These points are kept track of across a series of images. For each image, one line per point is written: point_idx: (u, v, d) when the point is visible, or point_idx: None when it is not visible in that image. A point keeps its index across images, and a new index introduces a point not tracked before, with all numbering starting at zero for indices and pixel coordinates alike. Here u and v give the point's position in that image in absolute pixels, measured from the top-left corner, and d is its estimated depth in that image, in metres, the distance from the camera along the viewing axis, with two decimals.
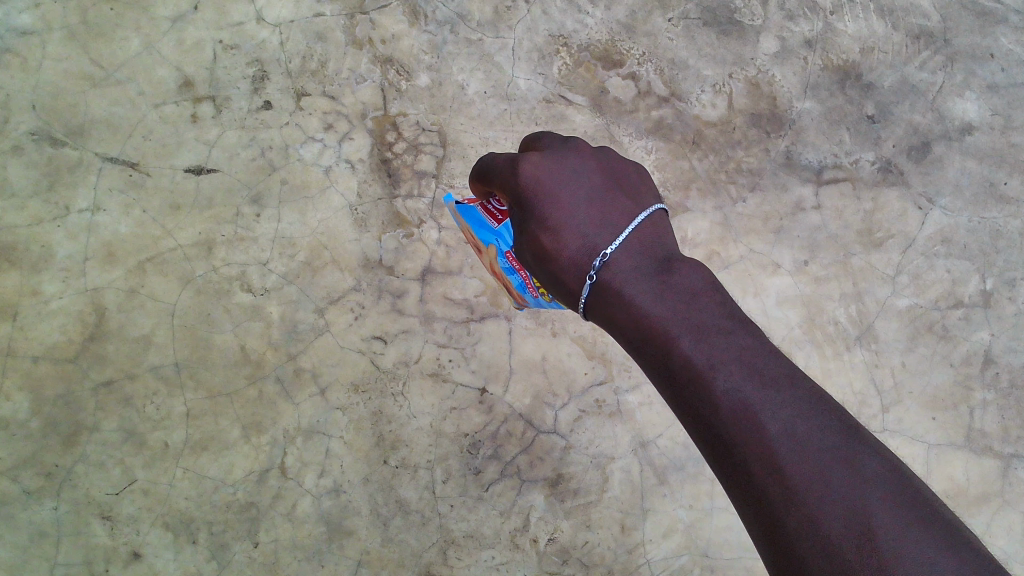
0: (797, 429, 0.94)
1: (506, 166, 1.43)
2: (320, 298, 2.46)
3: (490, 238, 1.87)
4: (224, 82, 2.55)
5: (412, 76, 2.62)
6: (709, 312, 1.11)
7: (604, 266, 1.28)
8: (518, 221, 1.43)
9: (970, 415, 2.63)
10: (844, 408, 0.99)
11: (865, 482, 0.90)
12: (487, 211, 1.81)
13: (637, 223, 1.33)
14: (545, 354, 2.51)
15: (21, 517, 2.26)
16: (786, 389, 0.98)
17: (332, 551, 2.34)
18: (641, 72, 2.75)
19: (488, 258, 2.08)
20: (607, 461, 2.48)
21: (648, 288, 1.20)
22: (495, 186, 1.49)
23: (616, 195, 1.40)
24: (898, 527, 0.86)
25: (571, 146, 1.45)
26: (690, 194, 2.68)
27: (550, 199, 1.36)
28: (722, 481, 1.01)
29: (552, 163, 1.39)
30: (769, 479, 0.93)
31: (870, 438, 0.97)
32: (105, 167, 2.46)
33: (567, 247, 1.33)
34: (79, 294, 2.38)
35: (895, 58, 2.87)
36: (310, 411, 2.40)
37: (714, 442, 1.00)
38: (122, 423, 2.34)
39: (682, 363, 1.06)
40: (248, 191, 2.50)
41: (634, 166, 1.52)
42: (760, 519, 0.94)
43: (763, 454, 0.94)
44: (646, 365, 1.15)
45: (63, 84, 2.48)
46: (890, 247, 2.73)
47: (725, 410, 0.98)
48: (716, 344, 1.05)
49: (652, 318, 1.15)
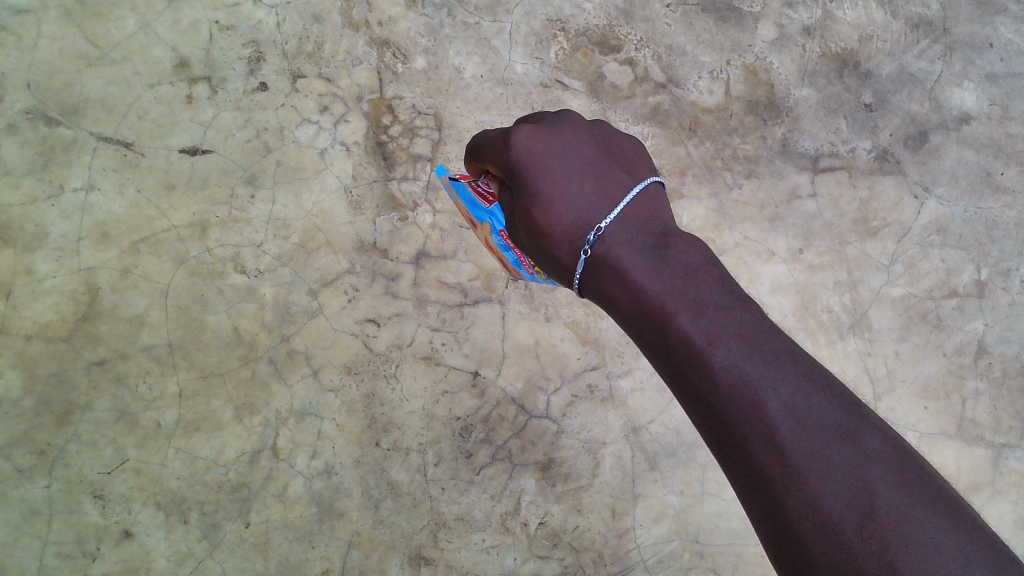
0: (798, 406, 0.94)
1: (499, 139, 1.43)
2: (313, 280, 2.47)
3: (483, 215, 1.89)
4: (220, 63, 2.55)
5: (408, 59, 2.62)
6: (707, 288, 1.11)
7: (598, 240, 1.28)
8: (513, 198, 1.43)
9: (962, 405, 2.63)
10: (843, 385, 0.99)
11: (866, 460, 0.90)
12: (477, 192, 1.84)
13: (632, 196, 1.34)
14: (538, 339, 2.51)
15: (13, 495, 2.27)
16: (785, 365, 0.98)
17: (322, 532, 2.35)
18: (638, 58, 2.74)
19: (482, 234, 2.08)
20: (598, 446, 2.49)
21: (645, 263, 1.20)
22: (488, 162, 1.49)
23: (611, 169, 1.40)
24: (901, 506, 0.86)
25: (565, 118, 1.43)
26: (686, 180, 2.67)
27: (543, 172, 1.36)
28: (721, 459, 1.01)
29: (547, 134, 1.38)
30: (769, 457, 0.93)
31: (871, 415, 0.97)
32: (100, 146, 2.45)
33: (561, 221, 1.34)
34: (73, 273, 2.39)
35: (894, 47, 2.86)
36: (303, 393, 2.41)
37: (713, 420, 1.00)
38: (114, 402, 2.34)
39: (680, 340, 1.06)
40: (243, 172, 2.50)
41: (628, 140, 1.52)
42: (759, 498, 0.94)
43: (763, 432, 0.94)
44: (644, 343, 1.16)
45: (58, 63, 2.47)
46: (885, 236, 2.73)
47: (724, 388, 0.99)
48: (715, 320, 1.05)
49: (649, 294, 1.15)
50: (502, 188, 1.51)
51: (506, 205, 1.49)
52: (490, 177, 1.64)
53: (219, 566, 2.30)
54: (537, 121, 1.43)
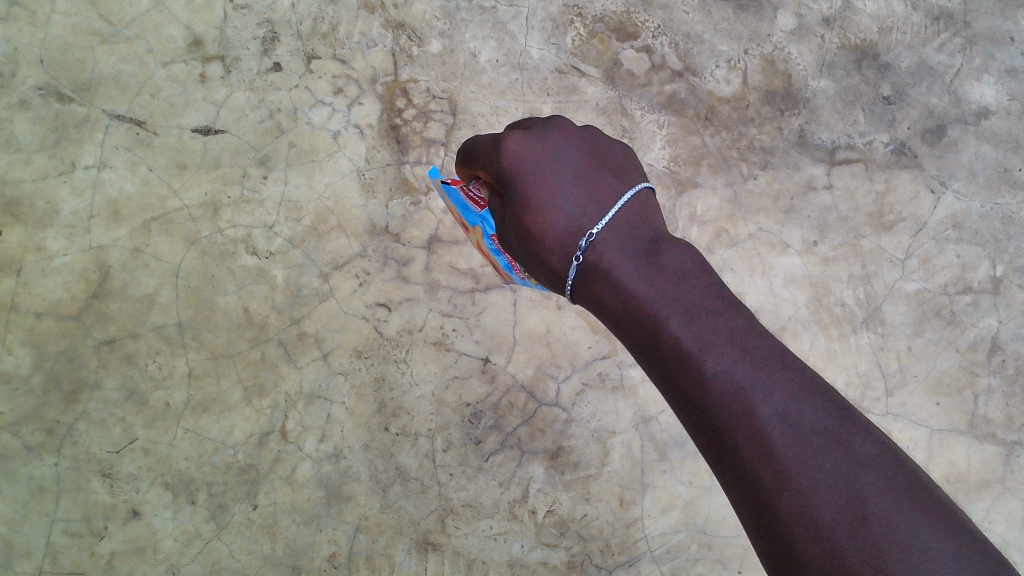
0: (789, 412, 0.92)
1: (490, 145, 1.40)
2: (325, 262, 2.45)
3: (476, 218, 1.87)
4: (234, 42, 2.52)
5: (424, 43, 2.60)
6: (699, 293, 1.08)
7: (590, 247, 1.25)
8: (504, 203, 1.41)
9: (974, 401, 2.62)
10: (834, 390, 0.97)
11: (857, 464, 0.88)
12: (469, 196, 1.79)
13: (623, 202, 1.30)
14: (549, 326, 2.50)
15: (21, 472, 2.27)
16: (776, 371, 0.96)
17: (330, 516, 2.34)
18: (656, 45, 2.71)
19: (474, 237, 2.07)
20: (608, 435, 2.48)
21: (636, 268, 1.17)
22: (480, 168, 1.47)
23: (602, 175, 1.38)
24: (892, 511, 0.84)
25: (556, 124, 1.41)
26: (701, 169, 2.66)
27: (533, 178, 1.33)
28: (712, 464, 1.00)
29: (536, 141, 1.36)
30: (761, 463, 0.91)
31: (864, 420, 0.95)
32: (112, 125, 2.44)
33: (552, 225, 1.31)
34: (84, 251, 2.37)
35: (914, 39, 2.83)
36: (312, 375, 2.40)
37: (704, 426, 0.98)
38: (123, 381, 2.34)
39: (671, 345, 1.03)
40: (256, 153, 2.48)
41: (619, 147, 1.50)
42: (751, 504, 0.92)
43: (754, 436, 0.92)
44: (635, 348, 1.13)
45: (72, 39, 2.45)
46: (901, 230, 2.71)
47: (715, 394, 0.96)
48: (706, 326, 1.02)
49: (640, 299, 1.12)
50: (493, 194, 1.49)
51: (497, 211, 1.47)
52: (481, 183, 1.62)
53: (226, 547, 2.30)
54: (529, 128, 1.42)
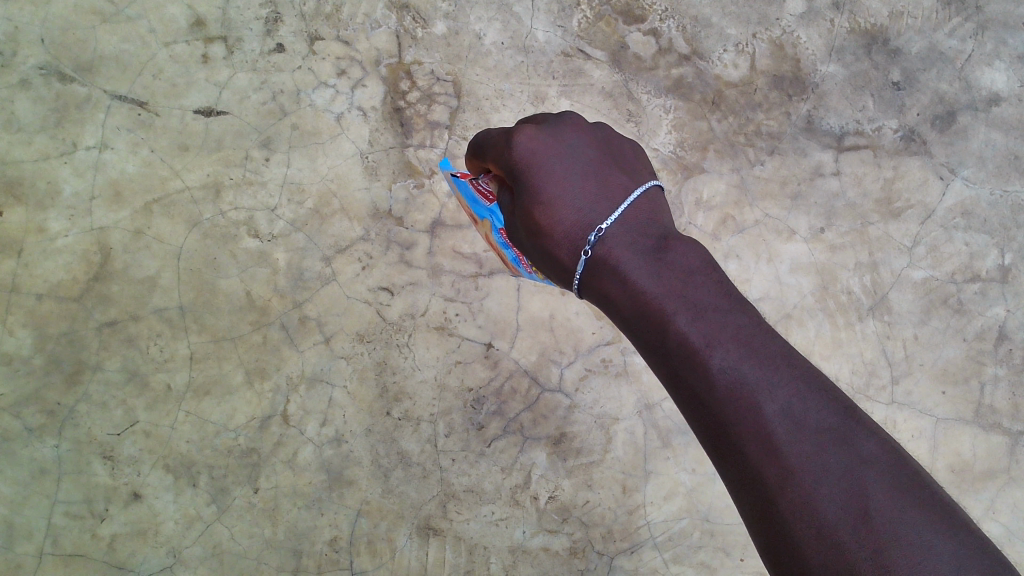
0: (795, 410, 0.91)
1: (501, 138, 1.37)
2: (327, 246, 2.43)
3: (484, 212, 1.87)
4: (237, 22, 2.50)
5: (428, 24, 2.57)
6: (706, 290, 1.06)
7: (599, 241, 1.23)
8: (513, 198, 1.38)
9: (981, 390, 2.60)
10: (840, 391, 0.96)
11: (860, 463, 0.87)
12: (478, 189, 1.81)
13: (632, 199, 1.28)
14: (553, 312, 2.48)
15: (22, 454, 2.26)
16: (783, 369, 0.95)
17: (332, 500, 2.34)
18: (663, 28, 2.68)
19: (482, 229, 2.06)
20: (611, 421, 2.46)
21: (643, 264, 1.15)
22: (488, 160, 1.43)
23: (612, 171, 1.35)
24: (895, 509, 0.83)
25: (567, 119, 1.38)
26: (707, 155, 2.63)
27: (544, 173, 1.30)
28: (715, 461, 0.98)
29: (548, 136, 1.33)
30: (765, 460, 0.90)
31: (867, 419, 0.93)
32: (113, 105, 2.42)
33: (562, 220, 1.28)
34: (85, 232, 2.36)
35: (925, 24, 2.79)
36: (314, 359, 2.38)
37: (709, 422, 0.96)
38: (124, 363, 2.33)
39: (678, 341, 1.01)
40: (258, 134, 2.46)
41: (629, 143, 1.47)
42: (754, 501, 0.91)
43: (759, 434, 0.91)
44: (642, 344, 1.11)
45: (73, 18, 2.43)
46: (909, 217, 2.68)
47: (720, 390, 0.95)
48: (712, 322, 1.00)
49: (647, 295, 1.10)
50: (502, 187, 1.46)
51: (506, 206, 1.44)
52: (490, 175, 1.59)
53: (227, 531, 2.30)
54: (539, 123, 1.38)
